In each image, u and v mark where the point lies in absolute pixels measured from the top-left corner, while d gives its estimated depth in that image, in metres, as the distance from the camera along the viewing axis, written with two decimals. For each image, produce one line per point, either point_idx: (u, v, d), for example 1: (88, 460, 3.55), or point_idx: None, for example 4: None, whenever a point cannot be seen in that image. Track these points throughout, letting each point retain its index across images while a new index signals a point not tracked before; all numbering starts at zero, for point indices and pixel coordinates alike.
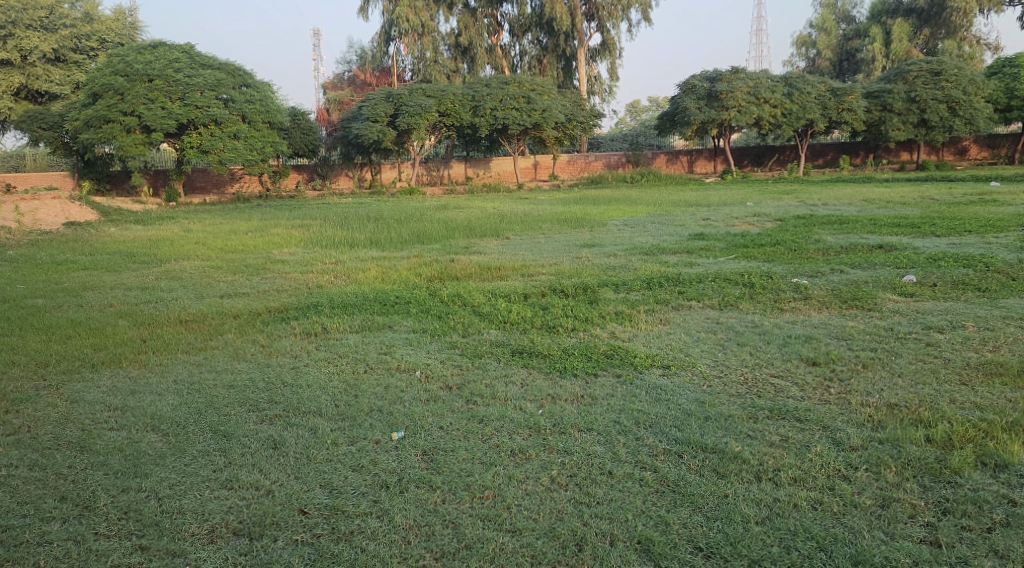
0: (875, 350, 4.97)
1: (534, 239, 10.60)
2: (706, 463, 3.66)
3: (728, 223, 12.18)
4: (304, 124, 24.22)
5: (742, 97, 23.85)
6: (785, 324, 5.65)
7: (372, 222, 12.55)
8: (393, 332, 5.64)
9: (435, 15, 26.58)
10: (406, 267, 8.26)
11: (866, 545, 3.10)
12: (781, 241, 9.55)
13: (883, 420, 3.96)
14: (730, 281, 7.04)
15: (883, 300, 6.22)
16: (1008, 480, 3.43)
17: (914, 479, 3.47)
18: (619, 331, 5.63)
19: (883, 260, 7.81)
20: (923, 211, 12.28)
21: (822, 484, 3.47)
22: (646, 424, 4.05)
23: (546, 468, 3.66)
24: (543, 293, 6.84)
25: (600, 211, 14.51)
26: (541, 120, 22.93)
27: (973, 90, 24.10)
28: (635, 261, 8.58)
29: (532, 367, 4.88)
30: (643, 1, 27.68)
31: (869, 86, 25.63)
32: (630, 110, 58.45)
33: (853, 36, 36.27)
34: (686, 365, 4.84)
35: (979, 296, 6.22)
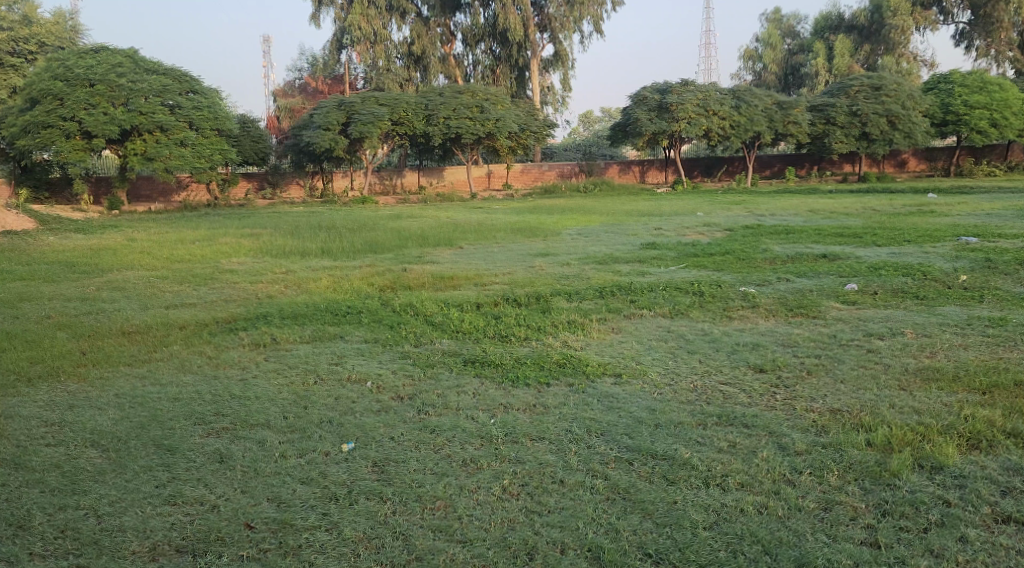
0: (819, 357, 5.09)
1: (488, 248, 10.60)
2: (656, 470, 3.71)
3: (679, 232, 12.40)
4: (253, 132, 23.98)
5: (692, 109, 24.16)
6: (734, 333, 5.75)
7: (324, 231, 12.42)
8: (344, 343, 5.60)
9: (388, 23, 26.48)
10: (359, 276, 8.21)
11: (809, 548, 3.16)
12: (730, 250, 9.71)
13: (827, 425, 4.06)
14: (681, 290, 7.14)
15: (827, 308, 6.37)
16: (945, 481, 3.53)
17: (856, 482, 3.56)
18: (572, 340, 5.68)
19: (827, 269, 8.01)
20: (866, 221, 12.67)
21: (768, 489, 3.54)
22: (598, 433, 4.09)
23: (498, 477, 3.67)
24: (496, 302, 6.86)
25: (554, 220, 14.67)
26: (494, 129, 23.03)
27: (912, 105, 24.90)
28: (588, 270, 8.68)
29: (485, 377, 4.89)
30: (595, 14, 28.03)
31: (814, 101, 26.32)
32: (584, 120, 59.10)
33: (797, 51, 37.25)
34: (638, 373, 4.89)
35: (918, 304, 6.41)
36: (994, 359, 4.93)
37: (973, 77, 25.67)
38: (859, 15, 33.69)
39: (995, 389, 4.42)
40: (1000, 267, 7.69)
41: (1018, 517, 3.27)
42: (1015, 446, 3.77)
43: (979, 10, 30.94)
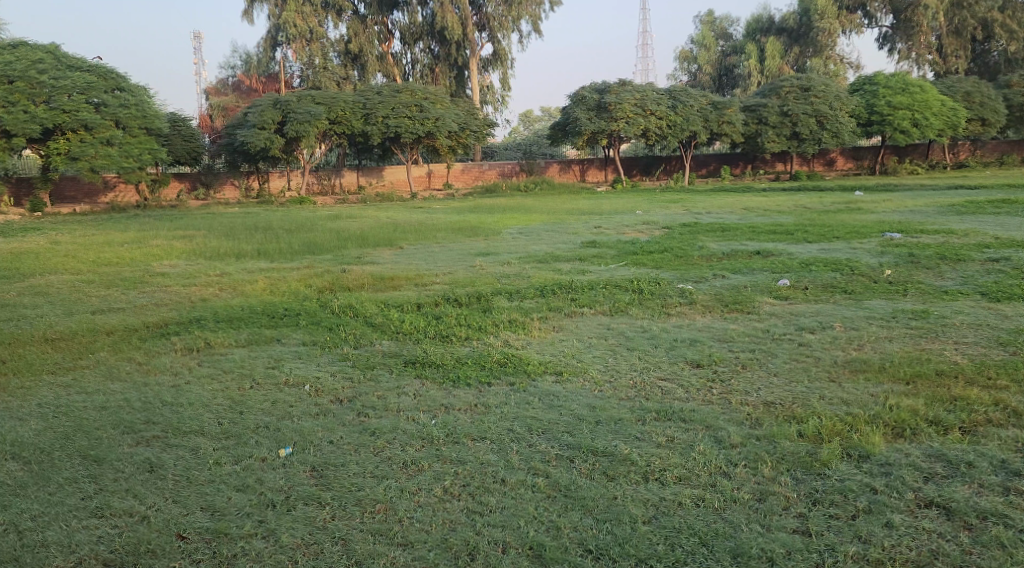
0: (754, 351, 5.21)
1: (429, 248, 10.55)
2: (597, 467, 3.75)
3: (619, 230, 12.52)
4: (185, 130, 23.44)
5: (630, 109, 24.41)
6: (673, 329, 5.84)
7: (260, 232, 12.19)
8: (282, 346, 5.52)
9: (323, 21, 26.15)
10: (297, 278, 8.08)
11: (745, 538, 3.23)
12: (668, 248, 9.85)
13: (761, 418, 4.15)
14: (621, 288, 7.20)
15: (762, 304, 6.51)
16: (872, 469, 3.64)
17: (789, 473, 3.65)
18: (513, 339, 5.69)
19: (761, 266, 8.18)
20: (796, 219, 12.99)
21: (705, 482, 3.60)
22: (539, 431, 4.11)
23: (439, 479, 3.66)
24: (437, 302, 6.83)
25: (495, 219, 14.65)
26: (433, 128, 22.94)
27: (839, 105, 25.64)
28: (529, 269, 8.69)
29: (426, 378, 4.86)
30: (533, 14, 28.19)
31: (747, 101, 26.86)
32: (523, 119, 59.39)
33: (731, 52, 38.01)
34: (578, 371, 4.93)
35: (846, 298, 6.60)
36: (917, 350, 5.11)
37: (896, 79, 26.57)
38: (788, 18, 34.58)
39: (919, 378, 4.58)
40: (922, 261, 7.96)
41: (940, 501, 3.38)
42: (937, 433, 3.92)
43: (901, 14, 32.00)
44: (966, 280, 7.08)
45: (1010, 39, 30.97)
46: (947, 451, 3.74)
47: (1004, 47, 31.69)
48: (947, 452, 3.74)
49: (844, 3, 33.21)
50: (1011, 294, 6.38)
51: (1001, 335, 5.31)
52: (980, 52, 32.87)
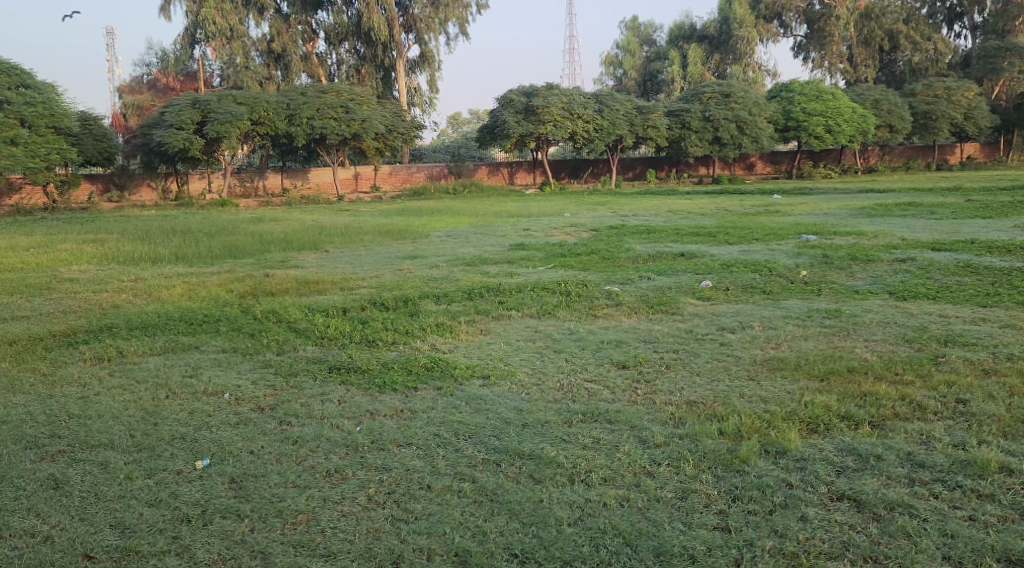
0: (677, 351, 5.30)
1: (355, 252, 10.41)
2: (523, 470, 3.75)
3: (547, 233, 12.59)
4: (96, 130, 22.61)
5: (557, 112, 24.52)
6: (599, 330, 5.90)
7: (179, 236, 11.83)
8: (200, 353, 5.35)
9: (245, 19, 25.56)
10: (216, 283, 7.88)
11: (667, 536, 3.27)
12: (595, 250, 9.95)
13: (684, 417, 4.22)
14: (548, 290, 7.24)
15: (685, 304, 6.64)
16: (788, 465, 3.73)
17: (709, 470, 3.72)
18: (440, 343, 5.65)
19: (684, 267, 8.34)
20: (719, 221, 13.29)
21: (629, 482, 3.64)
22: (465, 435, 4.09)
23: (363, 487, 3.60)
24: (363, 306, 6.74)
25: (423, 222, 14.55)
26: (360, 130, 22.69)
27: (757, 111, 26.43)
28: (457, 272, 8.65)
29: (351, 384, 4.79)
30: (460, 17, 28.23)
31: (671, 105, 27.26)
32: (452, 122, 59.34)
33: (655, 58, 38.75)
34: (506, 374, 4.93)
35: (765, 298, 6.78)
36: (830, 347, 5.28)
37: (810, 86, 27.50)
38: (709, 25, 35.61)
39: (832, 375, 4.74)
40: (836, 262, 8.25)
41: (851, 493, 3.49)
42: (849, 428, 4.04)
43: (815, 24, 33.15)
44: (876, 279, 7.36)
45: (914, 49, 32.47)
46: (857, 445, 3.86)
47: (909, 58, 33.19)
48: (858, 446, 3.86)
49: (761, 12, 34.21)
50: (916, 292, 6.67)
51: (908, 332, 5.53)
52: (887, 62, 34.41)
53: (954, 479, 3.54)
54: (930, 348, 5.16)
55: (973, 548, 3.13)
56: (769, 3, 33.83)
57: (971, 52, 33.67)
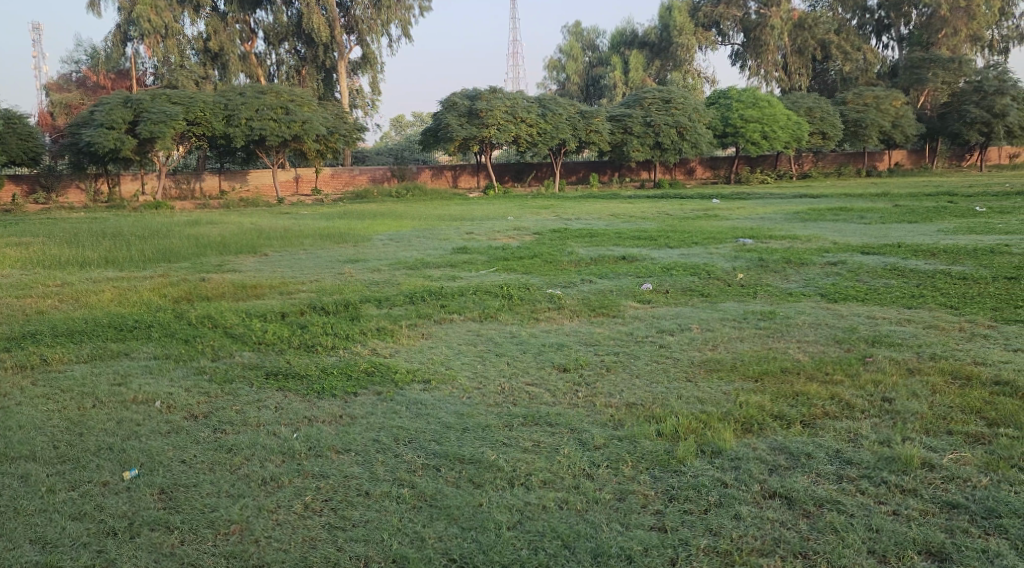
0: (617, 354, 5.35)
1: (295, 255, 10.24)
2: (463, 474, 3.74)
3: (490, 236, 12.60)
4: (22, 129, 21.84)
5: (501, 116, 24.47)
6: (540, 333, 5.92)
7: (109, 239, 11.51)
8: (130, 360, 5.21)
9: (180, 16, 24.95)
10: (148, 287, 7.68)
11: (605, 537, 3.30)
12: (537, 254, 9.99)
13: (623, 419, 4.26)
14: (490, 294, 7.24)
15: (626, 307, 6.71)
16: (722, 464, 3.80)
17: (647, 471, 3.76)
18: (381, 347, 5.61)
19: (625, 270, 8.44)
20: (659, 224, 13.50)
21: (568, 484, 3.66)
22: (405, 441, 4.06)
23: (299, 495, 3.55)
24: (302, 311, 6.64)
25: (365, 225, 14.44)
26: (301, 132, 22.41)
27: (696, 118, 27.02)
28: (399, 276, 8.60)
29: (288, 390, 4.71)
30: (402, 18, 28.11)
31: (613, 111, 27.62)
32: (394, 125, 59.07)
33: (597, 63, 39.16)
34: (447, 379, 4.91)
35: (703, 300, 6.89)
36: (765, 348, 5.40)
37: (747, 93, 28.10)
38: (650, 32, 36.27)
39: (765, 375, 4.84)
40: (770, 265, 8.45)
41: (783, 491, 3.57)
42: (781, 427, 4.14)
43: (751, 33, 33.89)
44: (808, 282, 7.57)
45: (845, 59, 33.46)
46: (789, 443, 3.96)
47: (840, 67, 34.21)
48: (789, 444, 3.95)
49: (700, 20, 34.82)
50: (845, 294, 6.87)
51: (838, 333, 5.69)
52: (820, 71, 35.45)
53: (879, 475, 3.65)
54: (858, 348, 5.32)
55: (897, 542, 3.23)
56: (707, 11, 34.48)
57: (898, 63, 34.87)
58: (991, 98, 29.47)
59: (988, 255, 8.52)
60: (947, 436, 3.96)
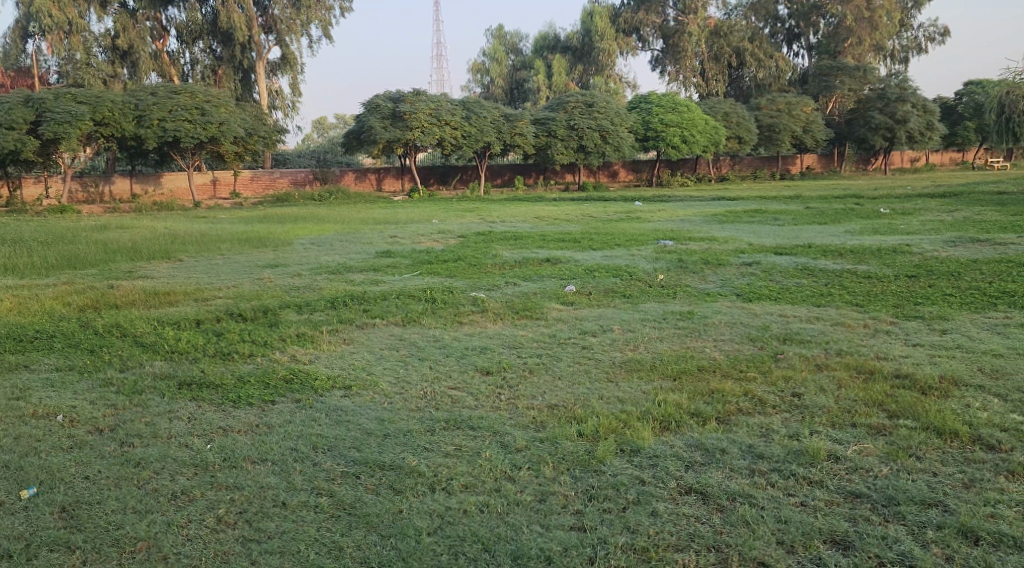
0: (540, 355, 5.38)
1: (210, 261, 9.95)
2: (383, 481, 3.70)
3: (415, 240, 12.50)
4: None
5: (425, 118, 24.26)
6: (464, 337, 5.90)
7: (8, 246, 10.95)
8: (30, 373, 4.98)
9: (85, 13, 23.97)
10: (52, 296, 7.35)
11: (525, 540, 3.31)
12: (461, 257, 9.97)
13: (545, 421, 4.28)
14: (414, 298, 7.19)
15: (549, 309, 6.75)
16: (641, 463, 3.85)
17: (568, 472, 3.79)
18: (300, 354, 5.50)
19: (549, 273, 8.48)
20: (583, 227, 13.69)
21: (490, 487, 3.66)
22: (324, 449, 3.99)
23: (211, 508, 3.46)
24: (218, 318, 6.45)
25: (286, 229, 14.15)
26: (217, 133, 21.82)
27: (618, 121, 27.52)
28: (320, 281, 8.45)
29: (201, 400, 4.57)
30: (323, 19, 27.73)
31: (537, 114, 27.84)
32: (317, 126, 58.23)
33: (521, 67, 39.40)
34: (368, 385, 4.84)
35: (624, 302, 6.99)
36: (683, 347, 5.51)
37: (667, 99, 28.78)
38: (573, 37, 36.68)
39: (684, 374, 4.94)
40: (690, 266, 8.63)
41: (698, 486, 3.64)
42: (698, 425, 4.22)
43: (670, 39, 34.60)
44: (725, 282, 7.76)
45: (759, 66, 34.64)
46: (705, 440, 4.04)
47: (754, 74, 35.33)
48: (705, 441, 4.03)
49: (620, 26, 35.33)
50: (760, 293, 7.08)
51: (752, 331, 5.85)
52: (735, 77, 36.46)
53: (789, 468, 3.76)
54: (771, 346, 5.47)
55: (803, 532, 3.34)
56: (627, 17, 35.03)
57: (808, 70, 36.14)
58: (894, 105, 30.82)
59: (891, 255, 8.89)
60: (852, 429, 4.10)
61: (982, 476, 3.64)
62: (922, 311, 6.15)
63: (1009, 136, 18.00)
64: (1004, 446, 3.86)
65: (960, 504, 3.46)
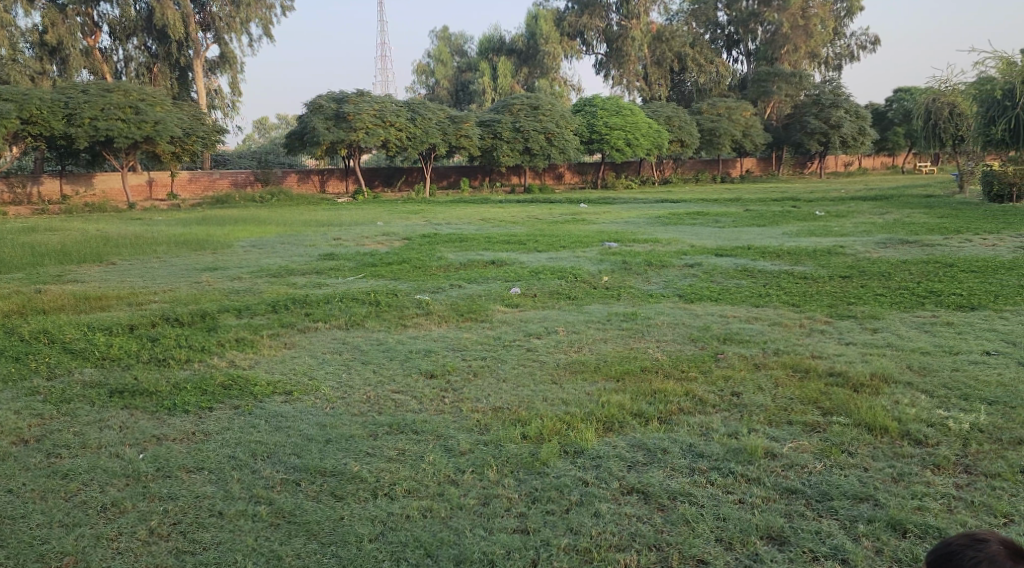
0: (485, 358, 5.38)
1: (146, 264, 9.69)
2: (325, 487, 3.64)
3: (359, 242, 12.38)
4: None
5: (369, 119, 24.04)
6: (408, 340, 5.86)
7: None
8: None
9: (11, 7, 23.10)
10: None
11: (468, 544, 3.30)
12: (406, 259, 9.93)
13: (489, 423, 4.27)
14: (358, 300, 7.12)
15: (494, 311, 6.76)
16: (584, 463, 3.87)
17: (511, 474, 3.78)
18: (240, 359, 5.39)
19: (494, 274, 8.48)
20: (529, 228, 13.79)
21: (433, 492, 3.63)
22: (264, 455, 3.92)
23: (144, 519, 3.37)
24: (153, 323, 6.27)
25: (225, 231, 13.87)
26: (153, 133, 21.30)
27: (563, 124, 27.72)
28: (261, 284, 8.31)
29: (135, 408, 4.45)
30: (263, 17, 27.34)
31: (482, 116, 27.83)
32: (259, 126, 57.34)
33: (466, 69, 39.35)
34: (309, 390, 4.77)
35: (569, 303, 7.03)
36: (627, 348, 5.56)
37: (611, 102, 29.14)
38: (517, 39, 36.77)
39: (627, 375, 4.98)
40: (634, 267, 8.73)
41: (640, 486, 3.67)
42: (640, 424, 4.26)
43: (613, 44, 34.88)
44: (668, 283, 7.86)
45: (699, 71, 35.33)
46: (647, 440, 4.08)
47: (695, 79, 35.95)
48: (647, 441, 4.07)
49: (565, 29, 35.51)
50: (701, 294, 7.19)
51: (693, 331, 5.93)
52: (677, 81, 37.00)
53: (727, 465, 3.82)
54: (712, 345, 5.56)
55: (742, 529, 3.39)
56: (571, 20, 35.23)
57: (747, 76, 36.90)
58: (829, 111, 31.67)
59: (826, 256, 9.13)
60: (788, 426, 4.19)
61: (910, 470, 3.75)
62: (854, 311, 6.32)
63: (936, 142, 18.64)
64: (930, 440, 3.98)
65: (890, 497, 3.55)
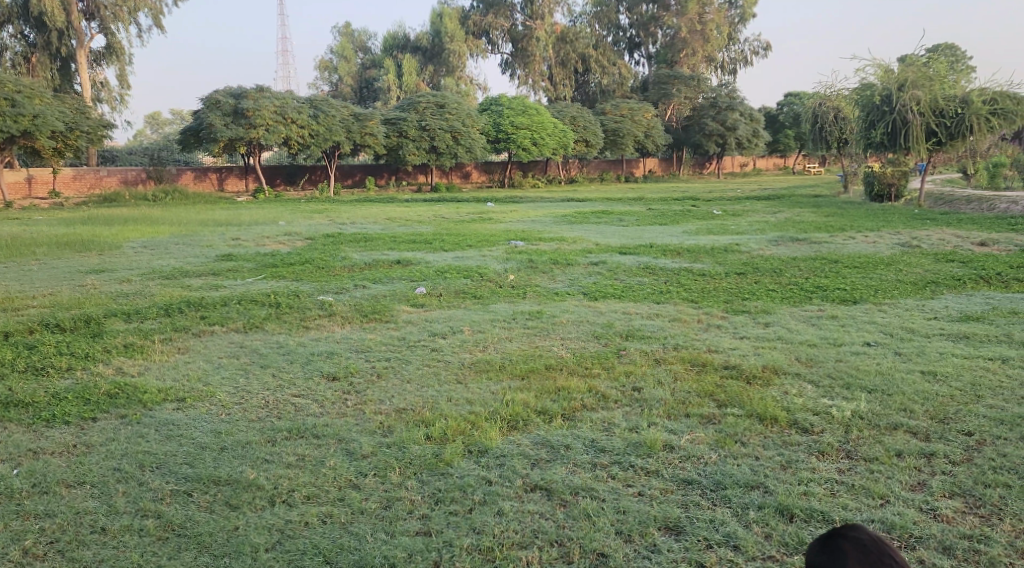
0: (389, 359, 5.29)
1: (25, 267, 9.11)
2: (218, 497, 3.51)
3: (259, 242, 12.03)
4: None
5: (270, 116, 23.33)
6: (309, 342, 5.72)
7: None
8: None
9: None
10: None
11: (368, 548, 3.24)
12: (309, 259, 9.72)
13: (392, 425, 4.21)
14: (257, 303, 6.90)
15: (399, 312, 6.66)
16: (488, 463, 3.86)
17: (414, 476, 3.74)
18: (128, 366, 5.15)
19: (398, 274, 8.38)
20: (434, 227, 13.74)
21: (333, 497, 3.55)
22: (152, 466, 3.74)
23: (17, 540, 3.21)
24: (30, 330, 5.93)
25: (114, 232, 13.21)
26: (31, 127, 20.15)
27: (469, 122, 27.71)
28: (152, 286, 7.97)
29: (8, 421, 4.19)
30: (153, 7, 26.27)
31: (386, 114, 27.43)
32: (152, 122, 55.10)
33: (370, 65, 38.81)
34: (204, 396, 4.59)
35: (474, 303, 7.00)
36: (531, 347, 5.57)
37: (516, 101, 29.23)
38: (422, 37, 36.53)
39: (532, 373, 4.99)
40: (539, 266, 8.77)
41: (543, 484, 3.69)
42: (544, 422, 4.28)
43: (518, 44, 35.06)
44: (573, 281, 7.93)
45: (602, 72, 35.87)
46: (550, 437, 4.10)
47: (598, 80, 36.48)
48: (551, 438, 4.09)
49: (470, 28, 35.48)
50: (604, 292, 7.27)
51: (597, 329, 6.00)
52: (581, 82, 37.46)
53: (628, 459, 3.88)
54: (614, 343, 5.63)
55: (641, 521, 3.45)
56: (476, 19, 35.27)
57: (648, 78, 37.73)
58: (725, 113, 32.74)
59: (723, 254, 9.36)
60: (685, 419, 4.28)
61: (798, 457, 3.89)
62: (748, 306, 6.53)
63: (823, 144, 19.54)
64: (816, 428, 4.15)
65: (779, 484, 3.67)
